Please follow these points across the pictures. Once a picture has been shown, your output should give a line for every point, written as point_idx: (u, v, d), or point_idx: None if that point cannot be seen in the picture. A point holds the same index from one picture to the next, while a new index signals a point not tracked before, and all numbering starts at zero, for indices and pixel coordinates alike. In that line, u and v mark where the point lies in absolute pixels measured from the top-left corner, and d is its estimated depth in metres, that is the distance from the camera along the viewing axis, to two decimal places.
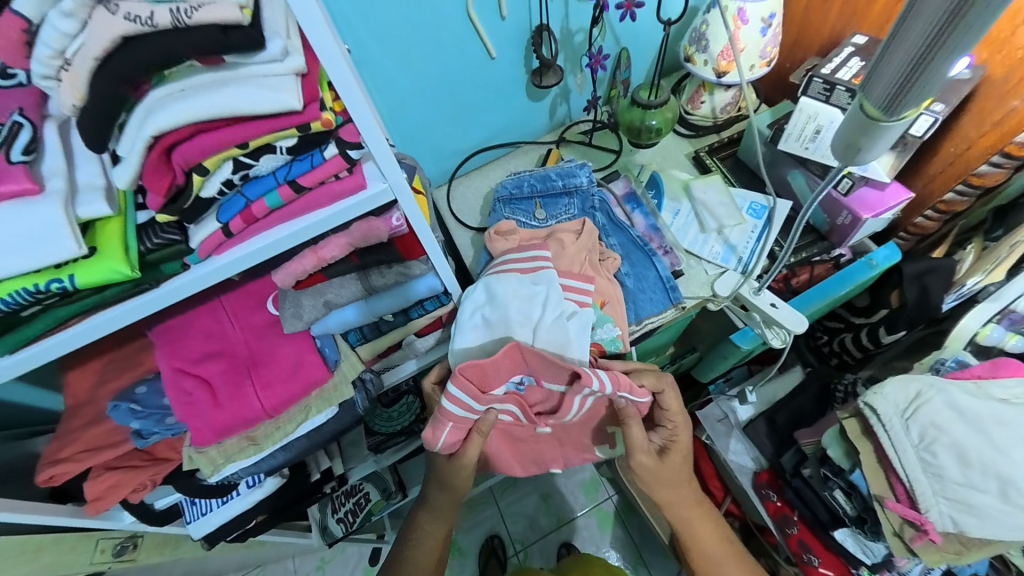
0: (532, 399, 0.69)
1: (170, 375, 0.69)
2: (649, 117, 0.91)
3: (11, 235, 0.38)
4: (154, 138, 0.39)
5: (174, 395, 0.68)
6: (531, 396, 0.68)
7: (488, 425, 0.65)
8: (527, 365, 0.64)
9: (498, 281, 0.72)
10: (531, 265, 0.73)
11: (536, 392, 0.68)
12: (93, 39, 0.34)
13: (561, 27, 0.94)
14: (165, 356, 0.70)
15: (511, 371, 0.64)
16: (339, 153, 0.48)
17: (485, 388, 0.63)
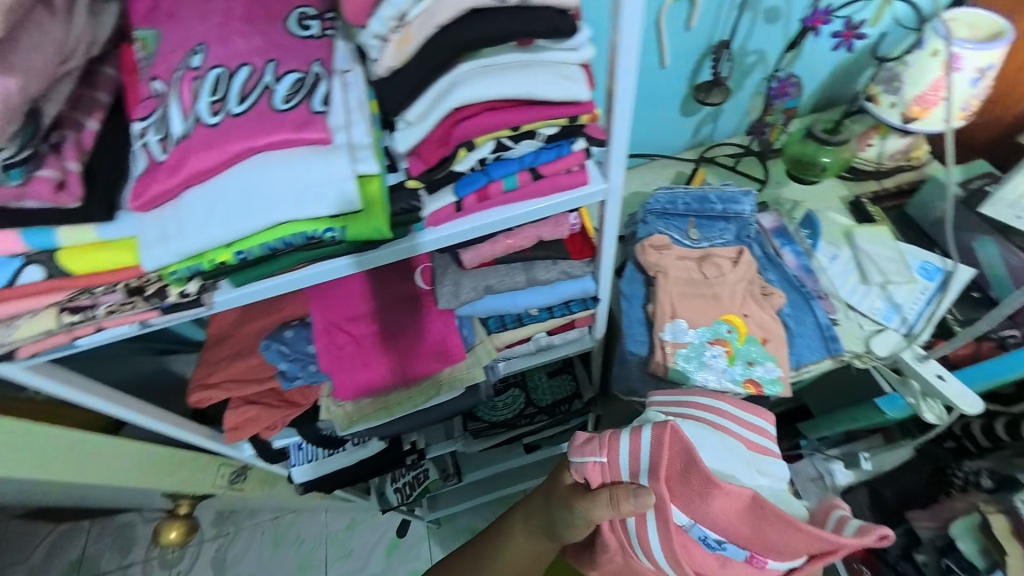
0: (699, 565, 0.52)
1: (323, 327, 0.72)
2: (821, 154, 0.88)
3: (306, 180, 0.39)
4: (450, 110, 0.39)
5: (325, 347, 0.71)
6: (695, 556, 0.52)
7: (629, 508, 0.49)
8: (738, 517, 0.51)
9: (706, 434, 0.57)
10: (757, 441, 0.59)
11: (712, 560, 0.52)
12: (443, 6, 0.35)
13: (739, 45, 0.90)
14: (320, 309, 0.72)
15: (724, 521, 0.51)
16: (584, 148, 0.47)
17: (678, 485, 0.51)
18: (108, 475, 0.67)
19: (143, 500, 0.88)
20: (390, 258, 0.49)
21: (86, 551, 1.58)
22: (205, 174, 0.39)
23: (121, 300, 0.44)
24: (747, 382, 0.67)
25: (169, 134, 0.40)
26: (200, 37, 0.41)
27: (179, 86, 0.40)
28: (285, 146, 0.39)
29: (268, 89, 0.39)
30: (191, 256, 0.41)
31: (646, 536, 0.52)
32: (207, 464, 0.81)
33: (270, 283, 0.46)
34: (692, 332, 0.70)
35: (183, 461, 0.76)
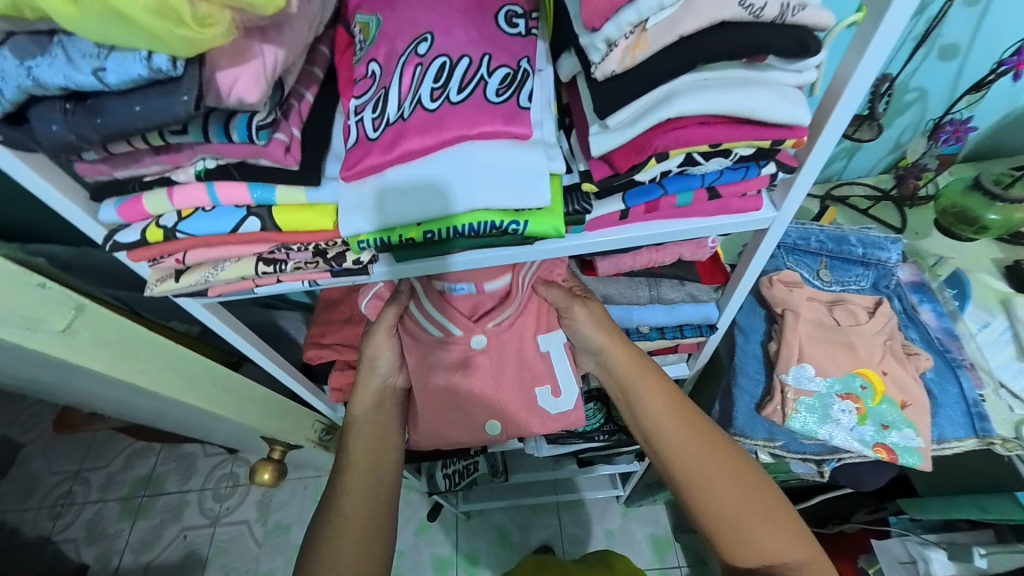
0: (479, 306, 0.63)
1: None
2: (990, 210, 0.78)
3: (506, 172, 0.41)
4: (659, 120, 0.39)
5: None
6: (471, 304, 0.64)
7: (405, 295, 0.64)
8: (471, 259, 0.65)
9: None
10: None
11: (468, 299, 0.64)
12: (693, 16, 0.34)
13: (902, 80, 0.83)
14: None
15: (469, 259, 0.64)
16: (772, 173, 0.45)
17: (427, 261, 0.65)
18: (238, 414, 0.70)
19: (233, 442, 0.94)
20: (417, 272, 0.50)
21: (155, 469, 1.70)
22: (416, 154, 0.41)
23: (307, 259, 0.47)
24: (877, 445, 0.61)
25: (385, 114, 0.43)
26: (426, 27, 0.44)
27: (401, 69, 0.43)
28: (491, 136, 0.41)
29: (483, 81, 0.41)
30: (384, 229, 0.43)
31: (424, 310, 0.64)
32: (303, 416, 0.86)
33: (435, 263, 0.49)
34: (818, 381, 0.65)
35: (288, 409, 0.81)
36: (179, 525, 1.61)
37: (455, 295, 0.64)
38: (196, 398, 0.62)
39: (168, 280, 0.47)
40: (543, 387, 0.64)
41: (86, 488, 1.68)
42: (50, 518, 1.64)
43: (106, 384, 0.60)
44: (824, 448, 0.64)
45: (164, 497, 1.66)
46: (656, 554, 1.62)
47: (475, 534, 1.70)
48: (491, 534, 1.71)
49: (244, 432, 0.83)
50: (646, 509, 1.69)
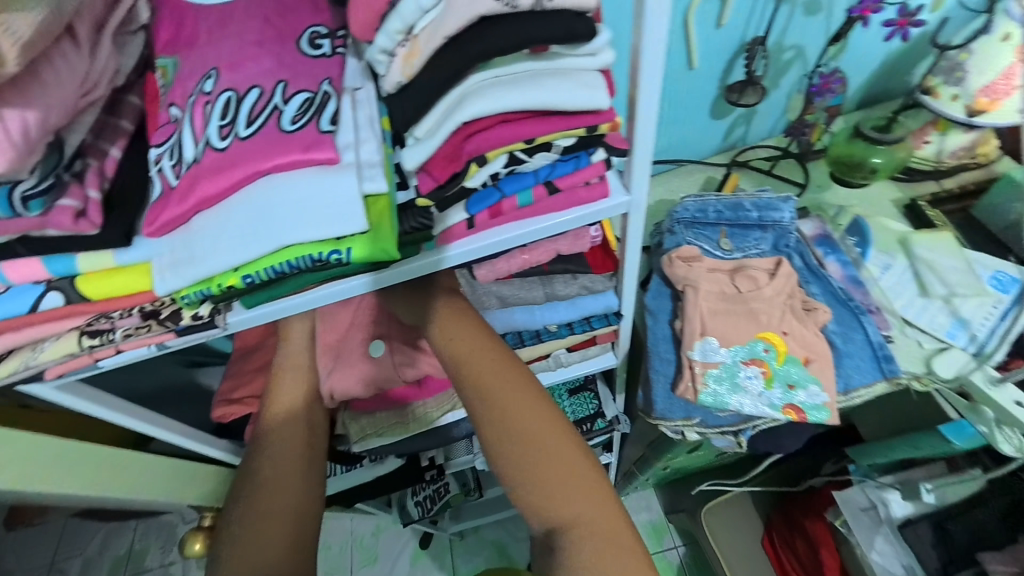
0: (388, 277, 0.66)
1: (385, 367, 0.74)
2: (873, 154, 0.81)
3: (313, 203, 0.38)
4: (460, 124, 0.37)
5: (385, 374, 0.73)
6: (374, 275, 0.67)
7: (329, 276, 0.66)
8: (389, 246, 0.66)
9: None
10: None
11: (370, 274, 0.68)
12: (451, 15, 0.32)
13: (775, 40, 0.84)
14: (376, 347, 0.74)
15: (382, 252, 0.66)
16: (604, 159, 0.45)
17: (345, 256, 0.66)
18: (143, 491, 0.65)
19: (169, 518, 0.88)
20: (410, 275, 0.47)
21: (132, 547, 1.61)
22: (215, 197, 0.38)
23: (136, 324, 0.44)
24: (785, 406, 0.61)
25: (183, 159, 0.40)
26: (215, 62, 0.42)
27: (192, 111, 0.41)
28: (291, 167, 0.39)
29: (276, 111, 0.39)
30: (201, 280, 0.40)
31: None
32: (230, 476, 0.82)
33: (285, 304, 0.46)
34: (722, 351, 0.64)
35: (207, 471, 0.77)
36: None
37: None
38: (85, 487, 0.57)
39: None
40: None
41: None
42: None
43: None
44: (739, 418, 0.64)
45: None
46: (653, 540, 1.60)
47: (471, 552, 1.66)
48: (486, 550, 1.67)
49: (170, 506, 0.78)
50: (637, 496, 1.66)
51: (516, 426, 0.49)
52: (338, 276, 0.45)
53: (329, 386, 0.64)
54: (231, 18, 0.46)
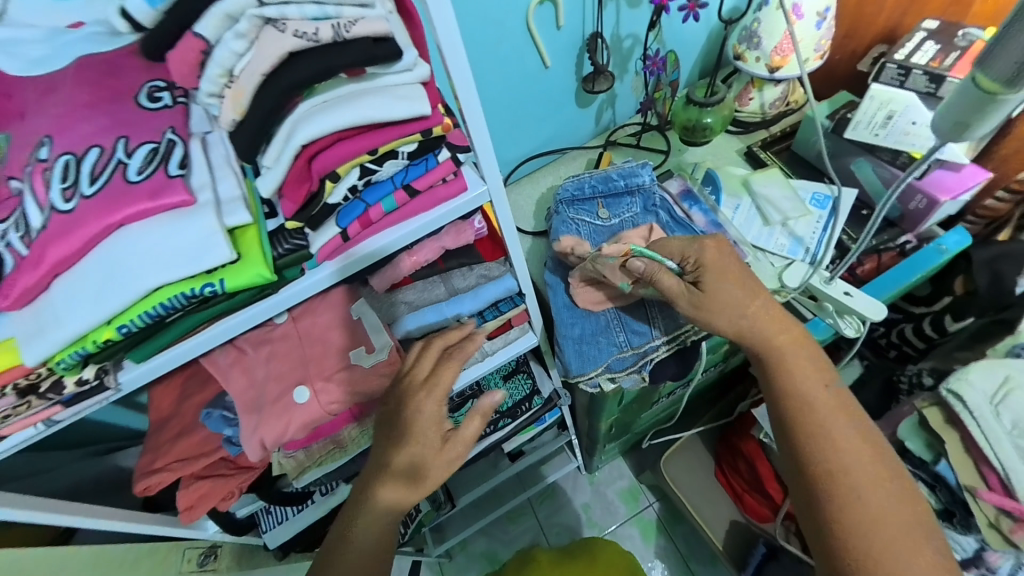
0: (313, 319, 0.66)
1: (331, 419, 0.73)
2: (705, 115, 0.96)
3: (173, 245, 0.40)
4: (301, 147, 0.42)
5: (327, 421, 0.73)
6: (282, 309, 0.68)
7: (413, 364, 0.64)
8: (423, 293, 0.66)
9: None
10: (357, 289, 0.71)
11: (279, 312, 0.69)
12: (262, 56, 0.37)
13: (613, 32, 0.95)
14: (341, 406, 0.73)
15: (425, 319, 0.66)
16: (451, 157, 0.50)
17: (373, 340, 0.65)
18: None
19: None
20: (370, 259, 0.52)
21: None
22: (71, 258, 0.39)
23: (13, 403, 0.44)
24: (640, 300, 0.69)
25: (29, 229, 0.41)
26: (46, 130, 0.43)
27: (30, 180, 0.41)
28: (144, 216, 0.40)
29: (120, 165, 0.41)
30: (71, 341, 0.41)
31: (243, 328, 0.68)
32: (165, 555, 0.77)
33: (176, 349, 0.47)
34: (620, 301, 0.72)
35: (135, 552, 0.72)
36: None
37: (270, 322, 0.69)
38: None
39: None
40: (356, 349, 0.67)
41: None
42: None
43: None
44: (637, 358, 0.74)
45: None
46: (630, 503, 1.68)
47: (464, 569, 1.65)
48: (477, 563, 1.66)
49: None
50: (607, 468, 1.74)
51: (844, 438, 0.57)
52: (237, 307, 0.48)
53: (253, 427, 0.64)
54: (58, 86, 0.46)
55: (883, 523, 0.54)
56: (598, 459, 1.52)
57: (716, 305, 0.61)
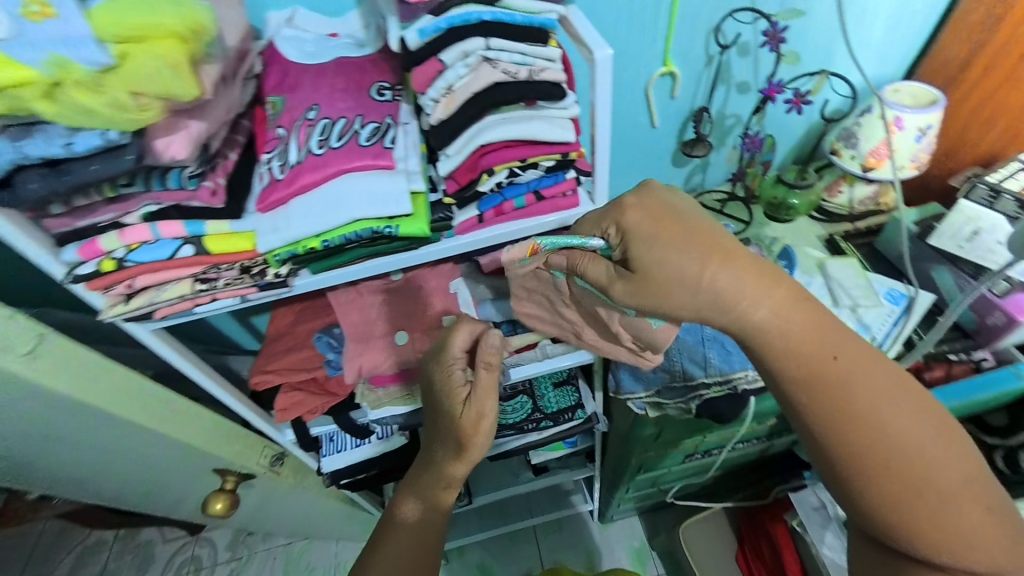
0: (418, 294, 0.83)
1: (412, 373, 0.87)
2: (792, 195, 1.06)
3: (376, 193, 0.57)
4: (479, 145, 0.57)
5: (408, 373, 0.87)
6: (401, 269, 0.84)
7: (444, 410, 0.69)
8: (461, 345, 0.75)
9: None
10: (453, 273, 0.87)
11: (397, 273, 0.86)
12: (477, 81, 0.53)
13: (718, 109, 1.07)
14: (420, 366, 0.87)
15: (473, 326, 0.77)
16: (575, 177, 0.64)
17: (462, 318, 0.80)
18: (186, 438, 0.75)
19: (193, 491, 0.95)
20: (491, 241, 0.66)
21: (108, 566, 1.59)
22: (310, 186, 0.57)
23: (235, 275, 0.62)
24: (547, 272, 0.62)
25: (289, 161, 0.60)
26: (314, 102, 0.63)
27: (298, 130, 0.61)
28: (362, 169, 0.58)
29: (356, 133, 0.60)
30: (291, 242, 0.58)
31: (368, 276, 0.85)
32: (251, 443, 0.91)
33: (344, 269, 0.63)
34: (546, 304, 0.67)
35: (235, 431, 0.86)
36: None
37: (389, 278, 0.86)
38: (147, 422, 0.68)
39: (115, 307, 0.60)
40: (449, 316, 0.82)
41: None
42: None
43: (32, 445, 0.61)
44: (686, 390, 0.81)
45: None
46: (636, 566, 1.61)
47: None
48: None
49: (205, 470, 0.87)
50: (620, 521, 1.70)
51: (879, 409, 0.45)
52: (393, 250, 0.63)
53: (357, 354, 0.79)
54: (324, 75, 0.67)
55: (942, 476, 0.44)
56: (614, 504, 1.51)
57: (670, 275, 0.46)
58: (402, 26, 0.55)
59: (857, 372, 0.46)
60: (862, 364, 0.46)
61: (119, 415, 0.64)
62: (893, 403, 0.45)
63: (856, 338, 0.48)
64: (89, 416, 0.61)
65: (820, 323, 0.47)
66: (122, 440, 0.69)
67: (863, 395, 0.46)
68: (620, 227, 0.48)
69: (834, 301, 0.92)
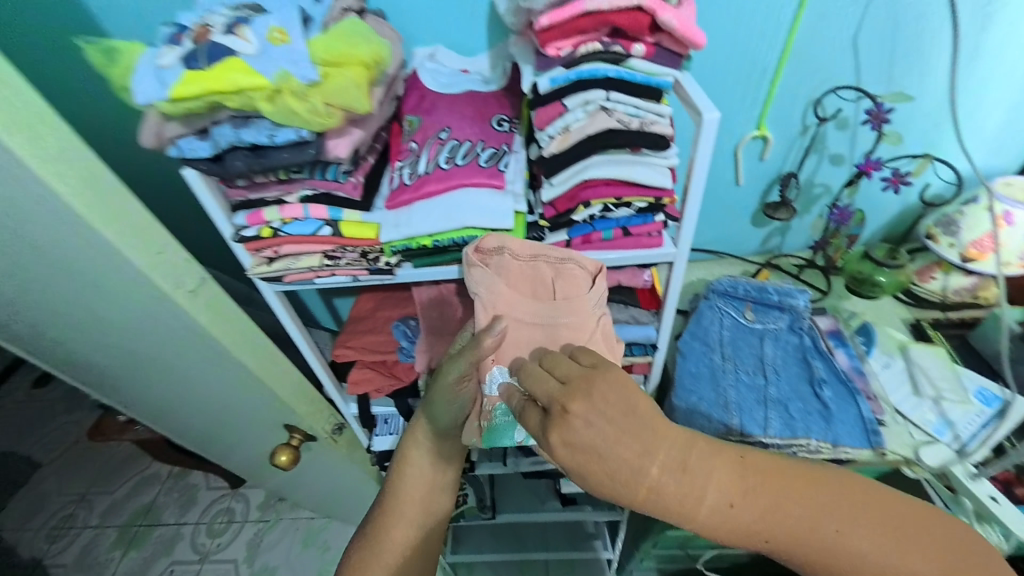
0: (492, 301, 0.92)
1: None
2: (878, 274, 1.02)
3: (485, 207, 0.67)
4: (582, 179, 0.65)
5: None
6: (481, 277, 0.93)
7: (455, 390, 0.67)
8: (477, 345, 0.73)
9: None
10: None
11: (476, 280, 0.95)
12: (593, 125, 0.61)
13: (807, 177, 1.08)
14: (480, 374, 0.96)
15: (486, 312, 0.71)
16: (662, 220, 0.70)
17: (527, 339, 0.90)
18: (235, 349, 0.75)
19: (235, 425, 0.95)
20: None
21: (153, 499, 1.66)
22: (432, 193, 0.68)
23: (354, 257, 0.74)
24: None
25: (418, 170, 0.71)
26: (446, 124, 0.75)
27: (429, 146, 0.72)
28: (478, 185, 0.68)
29: (477, 155, 0.70)
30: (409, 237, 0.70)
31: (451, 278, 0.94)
32: (289, 379, 0.89)
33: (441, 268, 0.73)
34: (535, 309, 0.66)
35: (278, 362, 0.85)
36: (167, 560, 1.52)
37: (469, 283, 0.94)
38: (204, 320, 0.69)
39: (258, 266, 0.74)
40: None
41: (88, 512, 1.61)
42: (46, 540, 1.56)
43: (112, 321, 0.64)
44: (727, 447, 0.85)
45: (160, 528, 1.57)
46: None
47: None
48: None
49: (247, 400, 0.86)
50: None
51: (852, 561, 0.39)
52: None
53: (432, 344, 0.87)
54: (456, 104, 0.79)
55: None
56: (635, 559, 1.44)
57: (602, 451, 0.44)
58: (536, 73, 0.64)
59: (800, 518, 0.40)
60: (806, 507, 0.40)
61: (182, 304, 0.65)
62: (850, 531, 0.39)
63: (786, 472, 0.42)
64: (163, 302, 0.64)
65: (738, 471, 0.42)
66: (185, 343, 0.71)
67: (809, 528, 0.40)
68: (566, 417, 0.46)
69: (914, 390, 0.89)
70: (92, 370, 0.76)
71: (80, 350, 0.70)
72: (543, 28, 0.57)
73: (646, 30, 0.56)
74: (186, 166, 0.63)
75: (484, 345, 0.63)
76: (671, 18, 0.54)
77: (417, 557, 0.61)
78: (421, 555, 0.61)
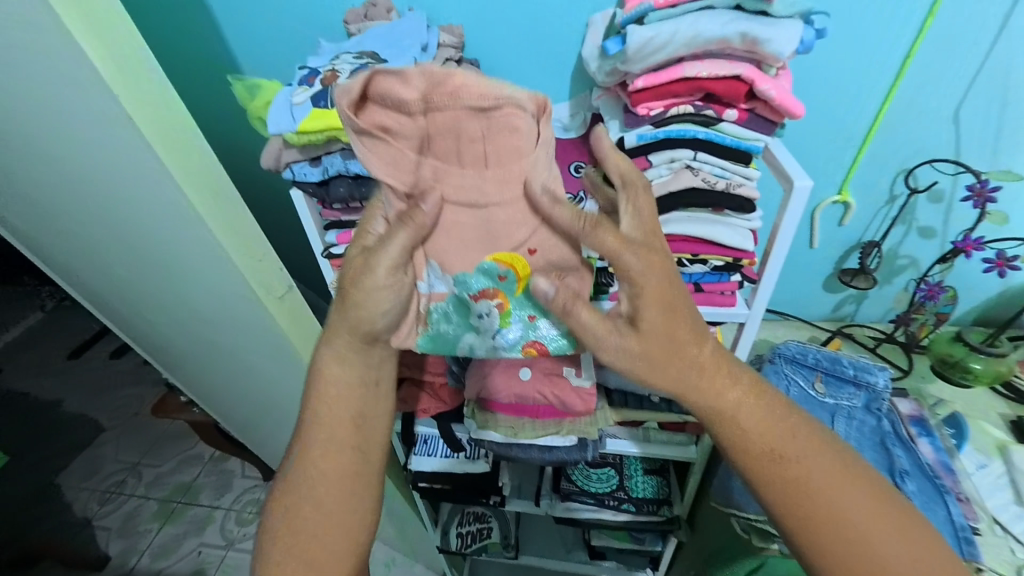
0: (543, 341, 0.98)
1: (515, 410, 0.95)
2: (972, 359, 0.92)
3: None
4: (660, 233, 0.65)
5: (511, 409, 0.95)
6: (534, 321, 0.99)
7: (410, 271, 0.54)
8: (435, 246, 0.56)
9: None
10: None
11: None
12: (677, 182, 0.62)
13: (890, 248, 1.01)
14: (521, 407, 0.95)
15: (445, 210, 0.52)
16: (738, 280, 0.69)
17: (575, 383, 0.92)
18: (204, 209, 0.56)
19: (224, 341, 0.79)
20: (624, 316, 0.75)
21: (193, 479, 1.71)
22: None
23: None
24: (526, 344, 0.60)
25: None
26: None
27: None
28: None
29: None
30: None
31: None
32: (279, 288, 0.69)
33: None
34: (473, 178, 0.49)
35: (268, 257, 0.66)
36: (197, 540, 1.56)
37: None
38: (170, 160, 0.51)
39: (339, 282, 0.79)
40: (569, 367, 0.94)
41: (135, 481, 1.70)
42: (98, 501, 1.66)
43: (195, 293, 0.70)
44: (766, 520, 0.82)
45: (195, 508, 1.63)
46: None
47: None
48: None
49: (229, 299, 0.68)
50: None
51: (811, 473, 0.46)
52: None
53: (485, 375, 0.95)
54: None
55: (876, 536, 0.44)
56: None
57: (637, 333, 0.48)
58: (622, 128, 0.66)
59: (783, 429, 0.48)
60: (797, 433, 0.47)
61: (135, 119, 0.48)
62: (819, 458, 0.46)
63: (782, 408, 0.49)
64: (120, 119, 0.48)
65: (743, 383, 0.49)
66: (155, 193, 0.55)
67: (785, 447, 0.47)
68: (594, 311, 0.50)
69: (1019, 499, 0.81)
70: (86, 222, 0.66)
71: (64, 178, 0.59)
72: (636, 89, 0.60)
73: (741, 98, 0.57)
74: (293, 184, 0.70)
75: (417, 216, 0.49)
76: (770, 88, 0.55)
77: (356, 490, 0.53)
78: (360, 482, 0.53)
